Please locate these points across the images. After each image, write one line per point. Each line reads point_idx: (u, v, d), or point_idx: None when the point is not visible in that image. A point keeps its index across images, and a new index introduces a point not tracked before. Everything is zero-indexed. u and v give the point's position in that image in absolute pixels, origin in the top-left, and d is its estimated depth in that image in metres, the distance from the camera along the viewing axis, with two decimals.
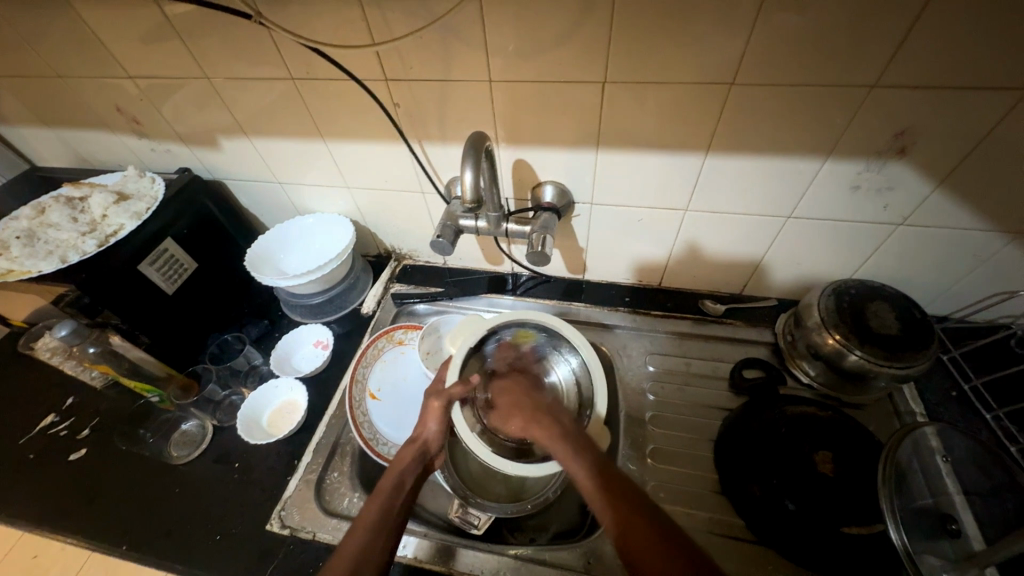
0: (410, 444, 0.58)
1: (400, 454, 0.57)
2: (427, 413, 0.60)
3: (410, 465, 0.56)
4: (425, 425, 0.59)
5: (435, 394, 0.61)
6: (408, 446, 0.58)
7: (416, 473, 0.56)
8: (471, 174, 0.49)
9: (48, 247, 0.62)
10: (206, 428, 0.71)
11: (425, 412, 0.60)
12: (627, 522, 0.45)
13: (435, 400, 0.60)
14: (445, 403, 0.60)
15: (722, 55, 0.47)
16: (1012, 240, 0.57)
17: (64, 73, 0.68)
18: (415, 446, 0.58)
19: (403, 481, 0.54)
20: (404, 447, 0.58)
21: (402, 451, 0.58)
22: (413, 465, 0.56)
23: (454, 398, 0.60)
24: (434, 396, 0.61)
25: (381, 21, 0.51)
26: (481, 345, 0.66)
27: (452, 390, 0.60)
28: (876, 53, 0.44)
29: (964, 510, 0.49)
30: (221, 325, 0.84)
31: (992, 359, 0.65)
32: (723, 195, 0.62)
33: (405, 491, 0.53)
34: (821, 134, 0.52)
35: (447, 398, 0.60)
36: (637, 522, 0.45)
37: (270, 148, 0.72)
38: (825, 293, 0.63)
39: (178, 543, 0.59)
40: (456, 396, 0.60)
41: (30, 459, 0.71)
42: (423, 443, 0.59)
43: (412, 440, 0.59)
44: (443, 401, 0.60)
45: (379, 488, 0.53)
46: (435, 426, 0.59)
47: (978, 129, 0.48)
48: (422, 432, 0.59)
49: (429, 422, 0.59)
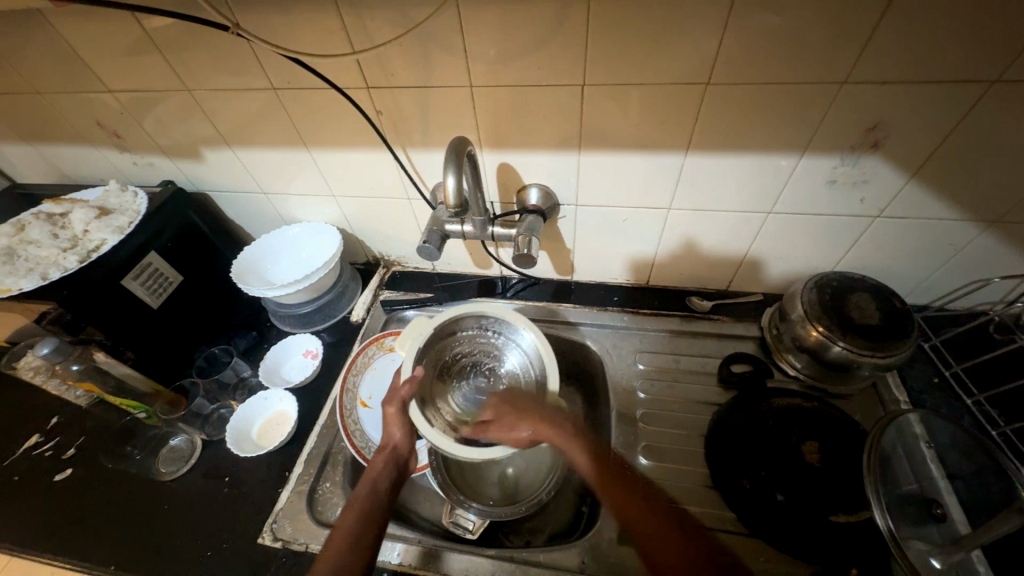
0: (382, 453, 0.58)
1: (373, 463, 0.58)
2: (387, 421, 0.58)
3: (382, 471, 0.56)
4: (389, 433, 0.59)
5: (388, 401, 0.58)
6: (379, 454, 0.58)
7: (391, 476, 0.56)
8: (454, 179, 0.50)
9: (28, 264, 0.61)
10: (194, 442, 0.70)
11: (386, 422, 0.58)
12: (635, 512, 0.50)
13: (389, 407, 0.57)
14: (399, 407, 0.57)
15: (696, 57, 0.48)
16: (985, 228, 0.58)
17: (42, 88, 0.67)
18: (386, 453, 0.58)
19: (376, 487, 0.54)
20: (376, 455, 0.58)
21: (374, 459, 0.58)
22: (385, 472, 0.56)
23: (405, 399, 0.56)
24: (387, 402, 0.58)
25: (361, 29, 0.51)
26: (432, 341, 0.62)
27: (401, 392, 0.57)
28: (843, 53, 0.45)
29: (947, 494, 0.51)
30: (208, 339, 0.83)
31: (972, 345, 0.67)
32: (703, 192, 0.63)
33: (380, 496, 0.54)
34: (796, 131, 0.53)
35: (399, 401, 0.56)
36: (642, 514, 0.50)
37: (254, 158, 0.72)
38: (807, 286, 0.64)
39: (168, 560, 0.58)
40: (407, 396, 0.56)
41: (15, 480, 0.70)
42: (394, 448, 0.58)
43: (382, 448, 0.59)
44: (397, 406, 0.57)
45: (355, 495, 0.54)
46: (400, 432, 0.59)
47: (945, 122, 0.49)
48: (389, 440, 0.59)
49: (394, 430, 0.59)
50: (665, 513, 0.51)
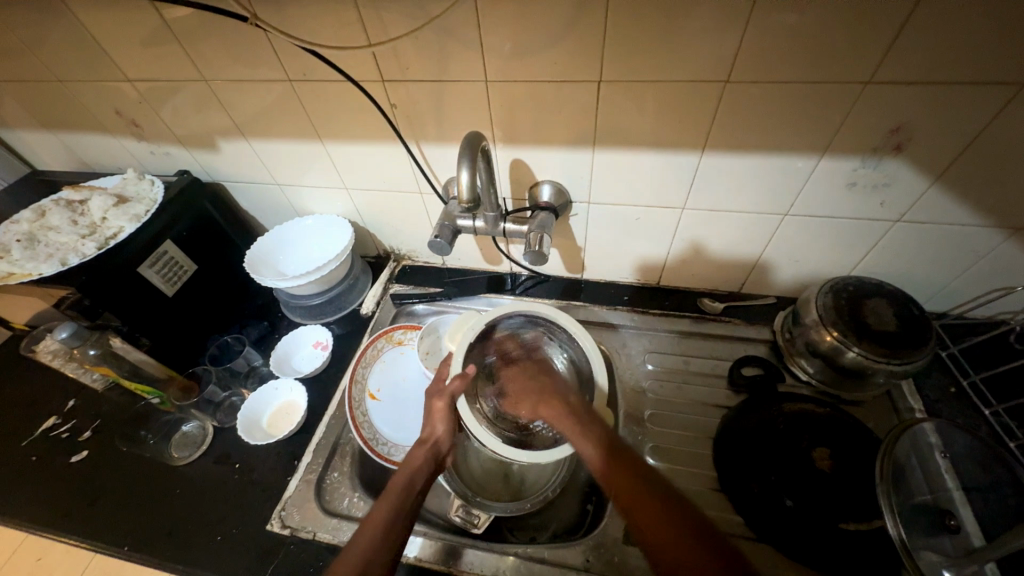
0: (421, 446, 0.58)
1: (411, 455, 0.57)
2: (432, 413, 0.59)
3: (420, 467, 0.55)
4: (433, 427, 0.59)
5: (436, 394, 0.59)
6: (419, 447, 0.58)
7: (428, 472, 0.56)
8: (467, 174, 0.50)
9: (48, 250, 0.63)
10: (206, 428, 0.71)
11: (431, 414, 0.59)
12: (643, 511, 0.44)
13: (439, 400, 0.59)
14: (448, 402, 0.58)
15: (716, 54, 0.47)
16: (1010, 234, 0.57)
17: (64, 77, 0.68)
18: (425, 448, 0.57)
19: (412, 482, 0.54)
20: (414, 449, 0.57)
21: (413, 451, 0.57)
22: (423, 468, 0.55)
23: (456, 393, 0.58)
24: (434, 396, 0.60)
25: (376, 20, 0.51)
26: (479, 336, 0.63)
27: (451, 387, 0.58)
28: (868, 52, 0.44)
29: (963, 506, 0.49)
30: (221, 327, 0.84)
31: (992, 354, 0.65)
32: (720, 193, 0.62)
33: (415, 492, 0.53)
34: (816, 132, 0.52)
35: (449, 395, 0.58)
36: (648, 511, 0.44)
37: (269, 150, 0.72)
38: (822, 289, 0.63)
39: (179, 543, 0.59)
40: (457, 391, 0.58)
41: (33, 461, 0.72)
42: (434, 443, 0.58)
43: (423, 442, 0.58)
44: (445, 401, 0.58)
45: (390, 488, 0.53)
46: (444, 427, 0.58)
47: (973, 125, 0.48)
48: (431, 434, 0.58)
49: (435, 423, 0.59)
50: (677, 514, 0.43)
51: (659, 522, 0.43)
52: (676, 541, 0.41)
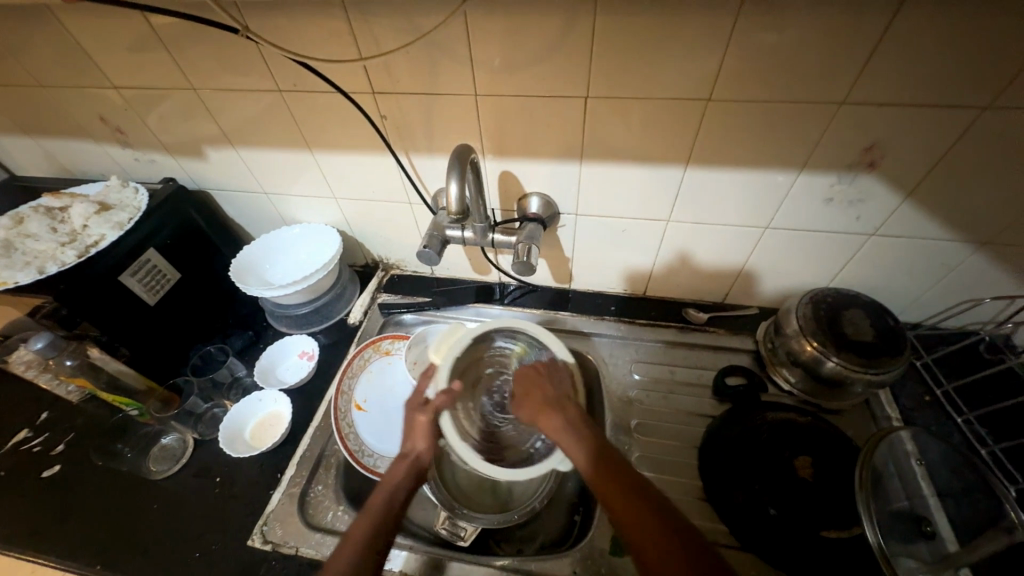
0: (402, 460, 0.57)
1: (392, 470, 0.56)
2: (414, 429, 0.58)
3: (401, 481, 0.55)
4: (414, 442, 0.58)
5: (419, 409, 0.59)
6: (400, 462, 0.57)
7: (409, 486, 0.55)
8: (456, 186, 0.50)
9: (26, 258, 0.61)
10: (186, 441, 0.70)
11: (413, 429, 0.58)
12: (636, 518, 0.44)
13: (421, 415, 0.58)
14: (431, 416, 0.58)
15: (698, 74, 0.49)
16: (977, 249, 0.59)
17: (48, 83, 0.68)
18: (407, 463, 0.57)
19: (393, 496, 0.53)
20: (396, 463, 0.57)
21: (395, 466, 0.57)
22: (404, 481, 0.55)
23: (440, 408, 0.58)
24: (418, 411, 0.59)
25: (367, 33, 0.52)
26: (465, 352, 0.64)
27: (435, 401, 0.59)
28: (841, 74, 0.47)
29: (938, 512, 0.51)
30: (204, 337, 0.83)
31: (963, 364, 0.68)
32: (703, 206, 0.63)
33: (396, 506, 0.52)
34: (794, 148, 0.54)
35: (433, 409, 0.58)
36: (641, 518, 0.44)
37: (257, 158, 0.72)
38: (802, 301, 0.65)
39: (155, 560, 0.58)
40: (442, 406, 0.58)
41: (1, 476, 0.69)
42: (416, 457, 0.57)
43: (404, 456, 0.58)
44: (429, 415, 0.58)
45: (369, 504, 0.52)
46: (425, 443, 0.58)
47: (940, 144, 0.50)
48: (412, 448, 0.58)
49: (417, 439, 0.58)
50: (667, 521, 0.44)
51: (651, 529, 0.43)
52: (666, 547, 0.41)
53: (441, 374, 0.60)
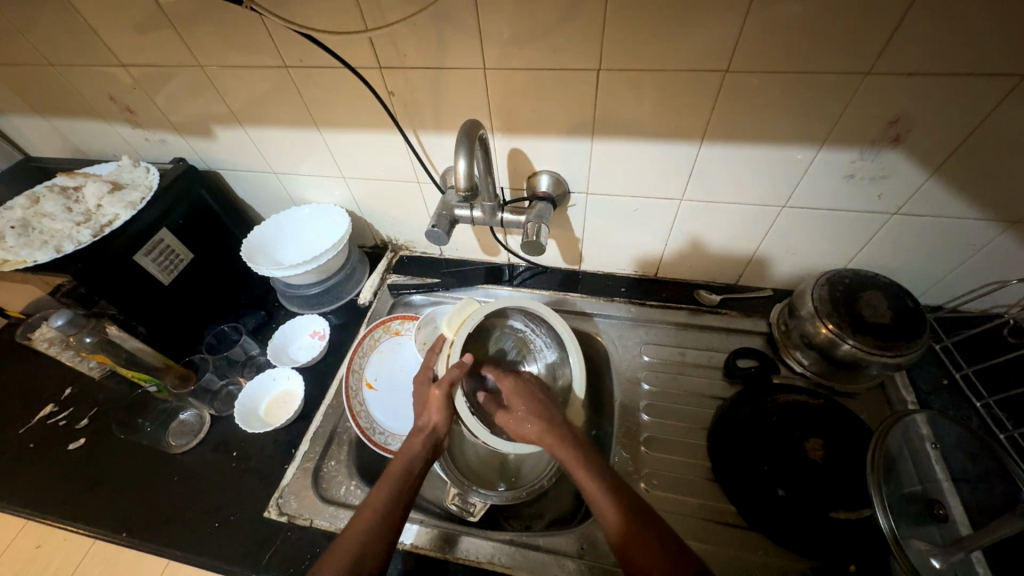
0: (418, 434, 0.58)
1: (408, 443, 0.57)
2: (429, 402, 0.59)
3: (418, 453, 0.56)
4: (428, 415, 0.59)
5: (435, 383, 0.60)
6: (415, 435, 0.58)
7: (425, 458, 0.56)
8: (465, 162, 0.49)
9: (43, 237, 0.62)
10: (203, 417, 0.72)
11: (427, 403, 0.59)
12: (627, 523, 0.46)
13: (434, 389, 0.59)
14: (445, 391, 0.59)
15: (714, 45, 0.47)
16: (1006, 229, 0.57)
17: (57, 61, 0.67)
18: (424, 435, 0.58)
19: (411, 467, 0.55)
20: (413, 436, 0.58)
21: (412, 439, 0.58)
22: (421, 454, 0.56)
23: (453, 383, 0.59)
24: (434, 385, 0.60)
25: (373, 5, 0.50)
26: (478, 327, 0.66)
27: (449, 376, 0.59)
28: (869, 42, 0.44)
29: (951, 496, 0.50)
30: (217, 316, 0.84)
31: (985, 347, 0.66)
32: (719, 185, 0.62)
33: (413, 478, 0.54)
34: (814, 124, 0.52)
35: (447, 384, 0.59)
36: (634, 528, 0.45)
37: (264, 137, 0.72)
38: (819, 282, 0.63)
39: (178, 529, 0.60)
40: (455, 379, 0.59)
41: (30, 448, 0.72)
42: (433, 430, 0.58)
43: (420, 429, 0.58)
44: (444, 389, 0.59)
45: (387, 475, 0.54)
46: (439, 415, 0.58)
47: (973, 117, 0.48)
48: (428, 422, 0.58)
49: (432, 412, 0.59)
50: (647, 518, 0.46)
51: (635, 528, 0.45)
52: (648, 547, 0.44)
53: (453, 350, 0.61)
